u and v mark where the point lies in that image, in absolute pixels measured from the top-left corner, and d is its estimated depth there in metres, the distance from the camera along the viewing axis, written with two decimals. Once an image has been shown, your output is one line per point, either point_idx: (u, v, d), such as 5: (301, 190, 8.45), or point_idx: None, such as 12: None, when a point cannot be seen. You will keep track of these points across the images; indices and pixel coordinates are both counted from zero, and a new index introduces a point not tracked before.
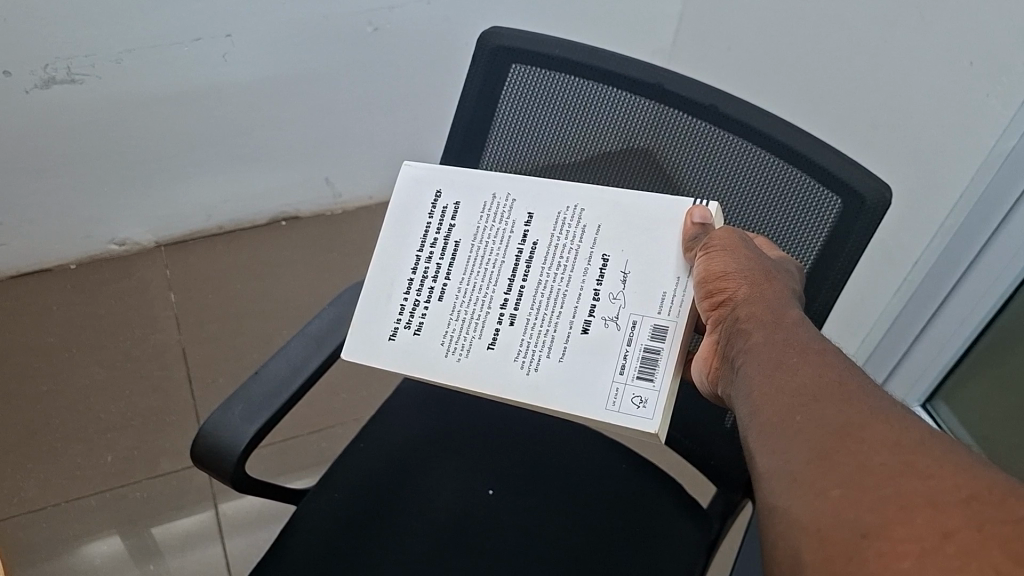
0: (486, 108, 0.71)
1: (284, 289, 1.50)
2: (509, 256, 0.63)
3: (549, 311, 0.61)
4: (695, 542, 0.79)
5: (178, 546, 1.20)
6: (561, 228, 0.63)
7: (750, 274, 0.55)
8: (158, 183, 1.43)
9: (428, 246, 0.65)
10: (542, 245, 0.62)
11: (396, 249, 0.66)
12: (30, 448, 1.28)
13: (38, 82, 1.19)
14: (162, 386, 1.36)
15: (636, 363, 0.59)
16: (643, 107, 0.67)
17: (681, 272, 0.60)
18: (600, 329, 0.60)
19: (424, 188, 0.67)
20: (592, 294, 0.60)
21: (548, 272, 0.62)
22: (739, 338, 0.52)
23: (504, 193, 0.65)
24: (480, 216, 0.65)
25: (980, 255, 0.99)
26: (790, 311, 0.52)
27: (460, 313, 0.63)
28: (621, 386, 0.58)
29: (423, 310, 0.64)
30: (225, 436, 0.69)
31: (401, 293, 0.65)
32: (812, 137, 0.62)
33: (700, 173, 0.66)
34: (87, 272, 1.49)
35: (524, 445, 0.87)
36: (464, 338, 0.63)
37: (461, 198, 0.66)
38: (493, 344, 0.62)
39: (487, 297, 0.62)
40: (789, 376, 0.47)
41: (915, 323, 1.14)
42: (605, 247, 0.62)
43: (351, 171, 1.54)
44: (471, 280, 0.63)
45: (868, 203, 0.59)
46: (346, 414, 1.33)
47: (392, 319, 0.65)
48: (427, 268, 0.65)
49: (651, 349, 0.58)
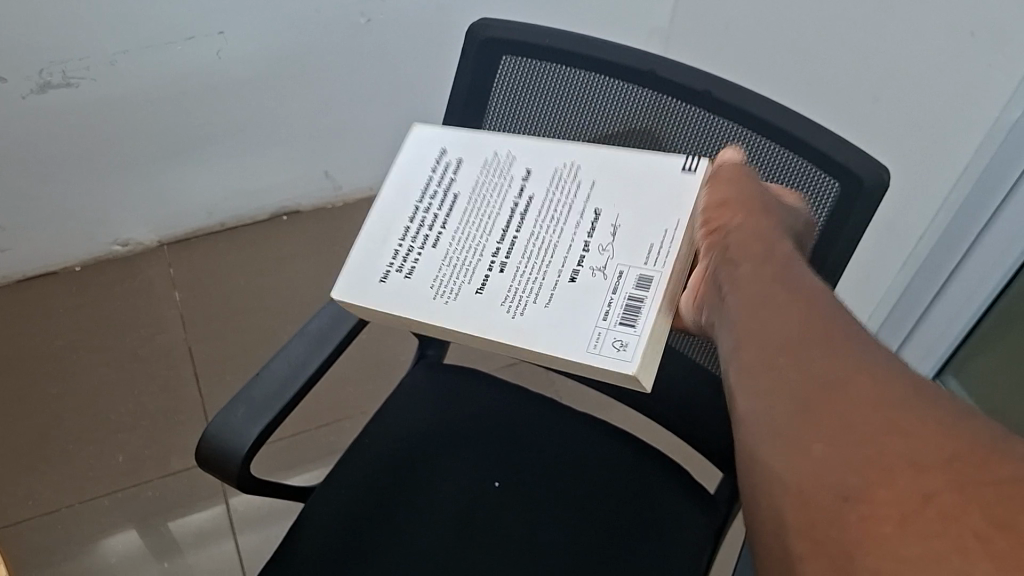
0: (481, 98, 0.71)
1: (288, 284, 1.50)
2: (505, 208, 0.63)
3: (540, 259, 0.59)
4: (702, 526, 0.79)
5: (193, 541, 1.21)
6: (557, 183, 0.63)
7: (747, 210, 0.54)
8: (159, 181, 1.42)
9: (428, 200, 0.65)
10: (538, 200, 0.63)
11: (396, 197, 0.66)
12: (43, 451, 1.29)
13: (35, 87, 1.20)
14: (171, 385, 1.37)
15: (619, 309, 0.55)
16: (637, 93, 0.66)
17: (670, 225, 0.59)
18: (587, 277, 0.57)
19: (431, 148, 0.68)
20: (579, 245, 0.59)
21: (542, 224, 0.61)
22: (730, 273, 0.51)
23: (504, 151, 0.66)
24: (481, 172, 0.66)
25: (989, 224, 1.02)
26: (783, 249, 0.51)
27: (452, 260, 0.61)
28: (603, 330, 0.55)
29: (417, 255, 0.62)
30: (229, 438, 0.69)
31: (397, 240, 0.64)
32: (807, 119, 0.61)
33: (700, 156, 0.65)
34: (92, 273, 1.50)
35: (530, 435, 0.87)
36: (453, 282, 0.60)
37: (465, 156, 0.67)
38: (481, 289, 0.59)
39: (480, 246, 0.61)
40: (777, 314, 0.46)
41: (924, 295, 1.16)
42: (596, 204, 0.61)
43: (351, 162, 1.54)
44: (467, 230, 0.62)
45: (866, 186, 0.59)
46: (355, 407, 1.34)
47: (386, 260, 0.63)
48: (424, 219, 0.64)
49: (636, 296, 0.56)
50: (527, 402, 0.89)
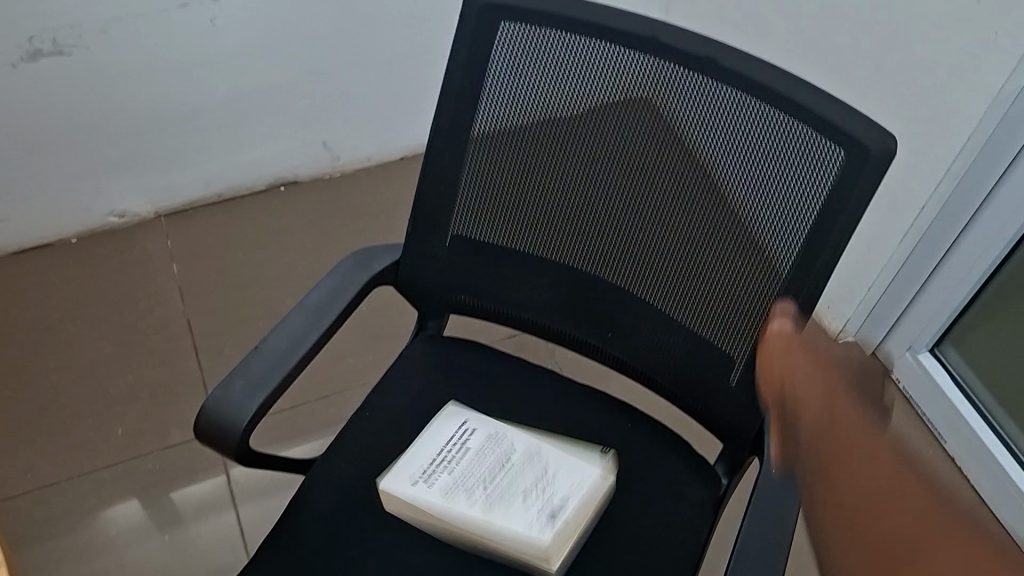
0: (480, 64, 0.69)
1: (287, 255, 1.49)
2: (498, 461, 0.75)
3: (511, 485, 0.73)
4: (703, 496, 0.80)
5: (194, 513, 1.21)
6: (536, 443, 0.77)
7: (812, 366, 0.57)
8: (154, 152, 1.41)
9: (449, 442, 0.77)
10: (520, 450, 0.76)
11: (422, 442, 0.77)
12: (42, 423, 1.29)
13: (26, 55, 1.20)
14: (169, 357, 1.36)
15: (546, 518, 0.71)
16: (638, 59, 0.65)
17: (593, 502, 0.74)
18: (536, 512, 0.71)
19: (456, 416, 0.80)
20: (540, 494, 0.72)
21: (519, 460, 0.75)
22: (800, 417, 0.54)
23: (503, 423, 0.79)
24: (486, 428, 0.79)
25: (994, 190, 1.01)
26: (848, 404, 0.54)
27: (456, 475, 0.74)
28: (535, 526, 0.70)
29: (436, 473, 0.75)
30: (227, 410, 0.68)
31: (424, 468, 0.75)
32: (811, 87, 0.60)
33: (699, 124, 0.64)
34: (89, 245, 1.49)
35: (531, 408, 0.86)
36: (455, 488, 0.73)
37: (478, 419, 0.80)
38: (472, 500, 0.72)
39: (473, 464, 0.75)
40: (856, 493, 0.49)
41: (926, 265, 1.15)
42: (558, 469, 0.75)
43: (348, 131, 1.52)
44: (473, 459, 0.75)
45: (873, 154, 0.57)
46: (355, 379, 1.34)
47: (415, 472, 0.75)
48: (444, 455, 0.76)
49: (558, 513, 0.71)
50: (528, 376, 0.89)
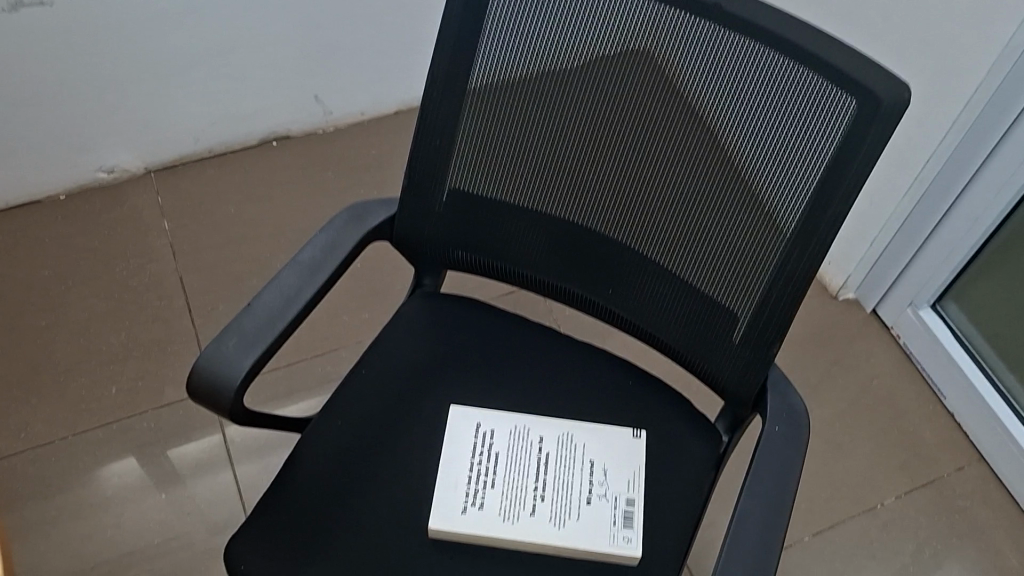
0: (476, 10, 0.67)
1: (279, 212, 1.46)
2: (533, 463, 0.78)
3: (566, 493, 0.75)
4: (703, 454, 0.79)
5: (190, 472, 1.21)
6: (565, 444, 0.79)
7: None
8: (142, 106, 1.38)
9: (477, 456, 0.78)
10: (553, 454, 0.78)
11: (450, 458, 0.78)
12: (35, 382, 1.28)
13: (7, 6, 1.16)
14: (162, 315, 1.35)
15: (620, 517, 0.74)
16: (640, 6, 0.62)
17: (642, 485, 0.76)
18: (599, 503, 0.75)
19: (467, 421, 0.80)
20: (591, 485, 0.76)
21: (560, 467, 0.77)
22: None
23: (521, 422, 0.81)
24: (510, 435, 0.80)
25: (999, 144, 0.99)
26: None
27: (508, 494, 0.76)
28: (614, 531, 0.73)
29: (480, 495, 0.75)
30: (219, 369, 0.66)
31: (463, 486, 0.76)
32: (823, 34, 0.57)
33: (701, 75, 0.61)
34: (78, 201, 1.46)
35: (528, 365, 0.85)
36: (512, 508, 0.75)
37: (495, 425, 0.80)
38: (533, 512, 0.74)
39: (524, 484, 0.76)
40: None
41: (928, 220, 1.14)
42: (593, 456, 0.78)
43: (340, 83, 1.49)
44: (512, 474, 0.77)
45: (884, 106, 0.55)
46: (350, 337, 1.33)
47: (459, 497, 0.75)
48: (478, 470, 0.77)
49: (628, 508, 0.74)
50: (525, 333, 0.88)
